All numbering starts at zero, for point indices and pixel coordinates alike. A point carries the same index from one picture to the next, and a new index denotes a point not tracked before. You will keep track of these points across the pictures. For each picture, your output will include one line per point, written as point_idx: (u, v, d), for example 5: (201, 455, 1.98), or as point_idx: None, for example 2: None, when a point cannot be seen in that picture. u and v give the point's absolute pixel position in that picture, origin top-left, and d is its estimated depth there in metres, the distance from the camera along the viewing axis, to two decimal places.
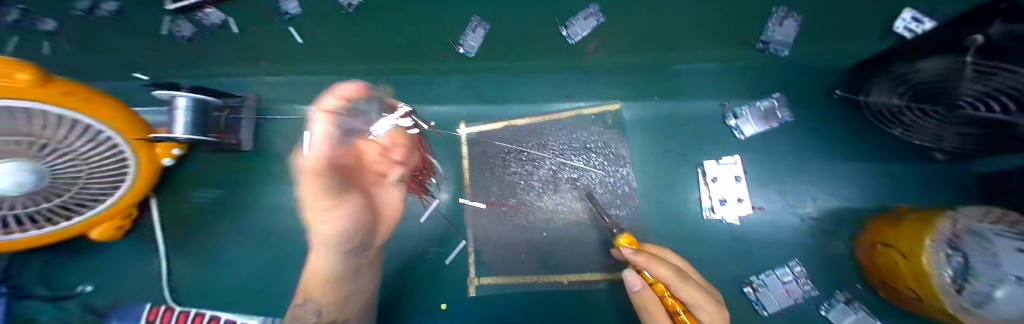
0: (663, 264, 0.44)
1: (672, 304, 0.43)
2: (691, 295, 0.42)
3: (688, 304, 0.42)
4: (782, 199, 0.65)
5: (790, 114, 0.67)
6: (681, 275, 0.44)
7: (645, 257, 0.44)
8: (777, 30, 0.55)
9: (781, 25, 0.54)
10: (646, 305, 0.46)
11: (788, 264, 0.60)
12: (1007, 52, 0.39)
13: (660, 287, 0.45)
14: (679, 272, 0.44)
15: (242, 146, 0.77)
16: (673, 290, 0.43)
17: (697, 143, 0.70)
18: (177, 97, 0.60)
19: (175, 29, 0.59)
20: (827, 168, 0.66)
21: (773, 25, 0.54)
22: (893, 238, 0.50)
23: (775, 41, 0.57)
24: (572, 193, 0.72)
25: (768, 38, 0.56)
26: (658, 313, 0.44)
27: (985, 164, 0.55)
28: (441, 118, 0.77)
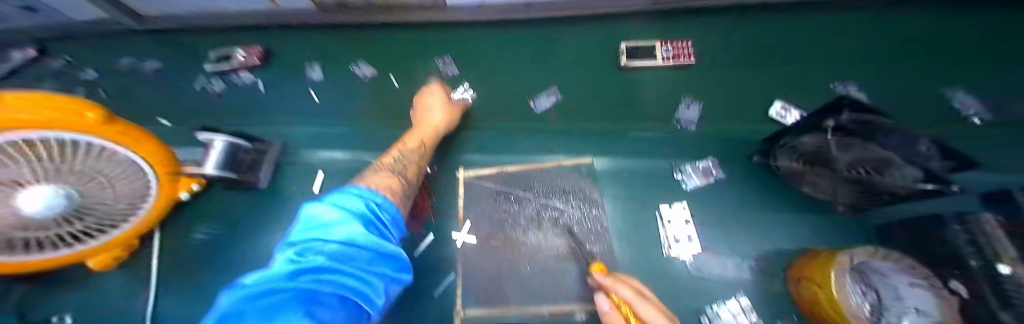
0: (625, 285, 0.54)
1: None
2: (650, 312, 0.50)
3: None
4: (728, 240, 0.77)
5: (722, 173, 0.83)
6: (642, 297, 0.53)
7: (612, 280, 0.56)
8: (687, 113, 0.83)
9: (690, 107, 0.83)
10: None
11: (736, 296, 0.69)
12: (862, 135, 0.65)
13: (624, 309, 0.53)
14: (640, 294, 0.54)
15: (258, 185, 0.84)
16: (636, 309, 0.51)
17: (654, 191, 0.84)
18: (216, 140, 0.72)
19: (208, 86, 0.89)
20: (763, 214, 0.79)
21: (683, 109, 0.83)
22: (810, 274, 0.61)
23: (686, 120, 0.83)
24: (553, 230, 0.82)
25: (682, 117, 0.84)
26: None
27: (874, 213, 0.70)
28: (441, 163, 0.90)
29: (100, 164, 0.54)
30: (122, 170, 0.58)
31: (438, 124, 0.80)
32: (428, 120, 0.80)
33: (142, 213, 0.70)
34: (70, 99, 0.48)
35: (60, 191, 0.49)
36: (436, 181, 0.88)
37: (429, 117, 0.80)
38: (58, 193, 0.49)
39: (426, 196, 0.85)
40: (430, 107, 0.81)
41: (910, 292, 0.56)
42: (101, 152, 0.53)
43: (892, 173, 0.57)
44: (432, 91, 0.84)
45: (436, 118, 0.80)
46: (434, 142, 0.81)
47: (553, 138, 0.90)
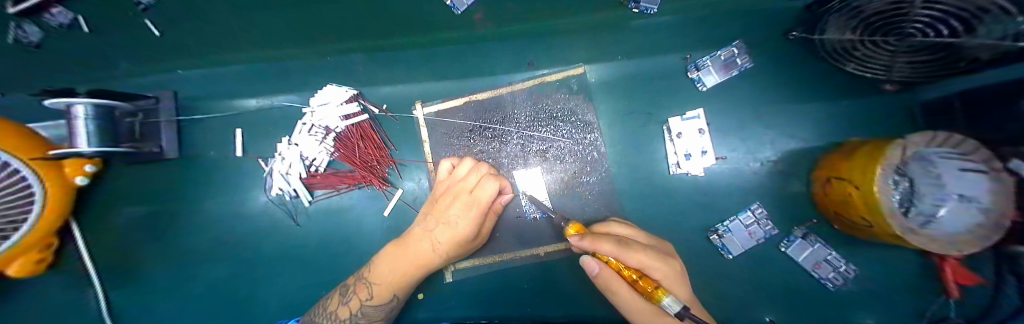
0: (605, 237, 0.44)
1: (629, 275, 0.43)
2: (638, 260, 0.43)
3: (641, 269, 0.43)
4: (744, 147, 0.65)
5: (749, 60, 0.65)
6: (624, 245, 0.44)
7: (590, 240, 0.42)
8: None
9: None
10: (613, 288, 0.44)
11: (750, 208, 0.61)
12: None
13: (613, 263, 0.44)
14: (622, 243, 0.44)
15: (166, 154, 0.67)
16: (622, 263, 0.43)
17: (660, 99, 0.68)
18: (74, 105, 0.50)
19: (19, 35, 0.50)
20: (786, 111, 0.66)
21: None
22: (846, 173, 0.50)
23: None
24: (540, 166, 0.69)
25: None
26: (622, 290, 0.43)
27: (929, 90, 0.57)
28: (392, 101, 0.71)
29: None
30: None
31: (462, 235, 0.56)
32: (446, 235, 0.56)
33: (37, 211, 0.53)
34: None
35: None
36: (390, 124, 0.71)
37: (442, 227, 0.57)
38: None
39: (382, 145, 0.69)
40: (451, 217, 0.57)
41: (956, 177, 0.41)
42: None
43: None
44: (483, 188, 0.57)
45: (456, 229, 0.56)
46: (461, 251, 0.60)
47: (531, 48, 0.68)
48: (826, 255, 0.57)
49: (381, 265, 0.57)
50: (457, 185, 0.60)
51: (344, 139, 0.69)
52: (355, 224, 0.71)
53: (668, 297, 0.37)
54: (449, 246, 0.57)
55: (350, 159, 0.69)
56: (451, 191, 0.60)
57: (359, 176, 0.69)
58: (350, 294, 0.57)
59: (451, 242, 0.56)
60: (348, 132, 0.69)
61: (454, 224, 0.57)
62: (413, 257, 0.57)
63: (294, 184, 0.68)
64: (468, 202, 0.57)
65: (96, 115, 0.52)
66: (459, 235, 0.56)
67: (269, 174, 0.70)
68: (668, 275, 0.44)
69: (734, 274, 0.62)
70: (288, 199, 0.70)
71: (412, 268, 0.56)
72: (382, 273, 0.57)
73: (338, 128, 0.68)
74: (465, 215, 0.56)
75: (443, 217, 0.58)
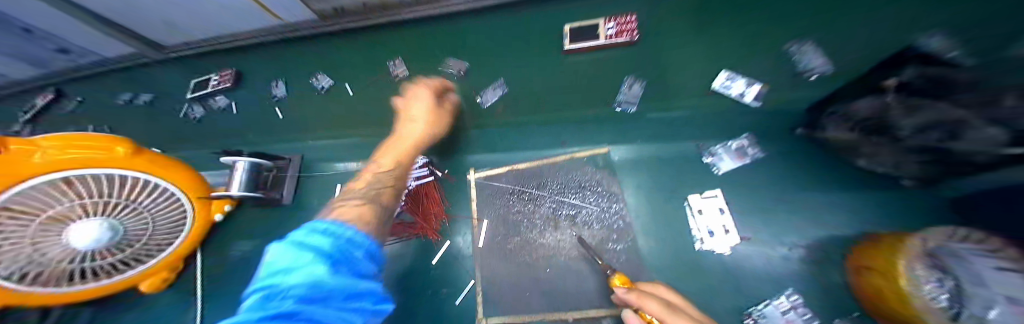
0: (653, 297, 0.48)
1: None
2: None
3: None
4: (767, 230, 0.70)
5: (759, 151, 0.75)
6: (671, 309, 0.45)
7: (636, 296, 0.49)
8: (803, 59, 0.70)
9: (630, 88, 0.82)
10: None
11: (784, 293, 0.62)
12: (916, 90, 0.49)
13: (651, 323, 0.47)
14: (669, 305, 0.46)
15: (284, 200, 0.88)
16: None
17: (680, 179, 0.77)
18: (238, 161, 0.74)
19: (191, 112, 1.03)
20: (806, 197, 0.71)
21: (625, 89, 0.82)
22: (880, 265, 0.52)
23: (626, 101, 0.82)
24: (571, 229, 0.78)
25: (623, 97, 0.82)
26: None
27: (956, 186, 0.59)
28: (453, 168, 0.90)
29: (138, 195, 0.64)
30: (159, 198, 0.67)
31: (427, 102, 0.80)
32: (410, 131, 0.77)
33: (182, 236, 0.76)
34: (101, 137, 0.61)
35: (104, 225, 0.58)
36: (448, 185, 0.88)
37: (409, 125, 0.78)
38: (103, 226, 0.58)
39: (441, 202, 0.86)
40: (415, 107, 0.80)
41: (994, 275, 0.39)
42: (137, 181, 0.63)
43: (975, 134, 0.39)
44: (416, 94, 0.82)
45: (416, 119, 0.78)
46: (439, 124, 0.81)
47: (563, 131, 0.87)
48: None
49: (356, 185, 0.67)
50: (417, 89, 0.84)
51: (414, 195, 0.85)
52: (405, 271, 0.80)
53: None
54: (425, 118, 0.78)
55: (414, 211, 0.84)
56: (414, 93, 0.83)
57: (420, 227, 0.83)
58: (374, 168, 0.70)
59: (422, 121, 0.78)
60: (417, 190, 0.86)
61: (417, 124, 0.78)
62: (404, 133, 0.77)
63: None
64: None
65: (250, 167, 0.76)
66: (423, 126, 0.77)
67: None
68: None
69: None
70: None
71: (395, 156, 0.72)
72: (369, 174, 0.69)
73: (411, 186, 0.85)
74: (423, 108, 0.79)
75: (410, 123, 0.78)
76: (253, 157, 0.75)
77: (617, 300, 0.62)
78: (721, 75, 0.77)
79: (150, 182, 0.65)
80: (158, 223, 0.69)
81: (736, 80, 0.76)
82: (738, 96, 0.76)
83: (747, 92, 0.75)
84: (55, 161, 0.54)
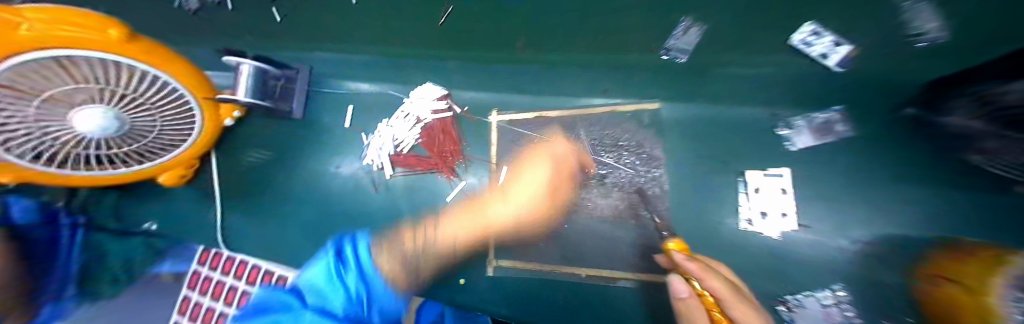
0: (716, 274, 0.42)
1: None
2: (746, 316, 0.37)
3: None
4: (825, 218, 0.60)
5: (846, 130, 0.61)
6: (736, 292, 0.40)
7: (699, 267, 0.42)
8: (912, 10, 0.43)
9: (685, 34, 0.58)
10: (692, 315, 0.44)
11: (830, 287, 0.57)
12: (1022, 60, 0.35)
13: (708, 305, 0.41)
14: (735, 288, 0.41)
15: (294, 114, 0.83)
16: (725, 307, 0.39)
17: (737, 152, 0.66)
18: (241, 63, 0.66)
19: None
20: (892, 192, 0.59)
21: (678, 33, 0.58)
22: (965, 276, 0.42)
23: (676, 49, 0.62)
24: (597, 189, 0.71)
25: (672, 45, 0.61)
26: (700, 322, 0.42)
27: None
28: (475, 104, 0.80)
29: (139, 87, 0.50)
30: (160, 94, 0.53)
31: (541, 182, 0.69)
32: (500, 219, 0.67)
33: (192, 139, 0.69)
34: (88, 13, 0.42)
35: (107, 113, 0.49)
36: (466, 123, 0.80)
37: (515, 187, 0.70)
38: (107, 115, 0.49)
39: (457, 141, 0.78)
40: (530, 172, 0.71)
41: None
42: (138, 76, 0.49)
43: None
44: (534, 168, 0.71)
45: (531, 182, 0.69)
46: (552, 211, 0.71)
47: (609, 77, 0.72)
48: None
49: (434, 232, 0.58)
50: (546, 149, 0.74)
51: (429, 130, 0.78)
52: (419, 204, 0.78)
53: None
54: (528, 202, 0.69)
55: (429, 146, 0.78)
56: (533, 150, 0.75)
57: (433, 163, 0.78)
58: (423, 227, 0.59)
59: (536, 191, 0.68)
60: (432, 125, 0.78)
61: (513, 206, 0.69)
62: (490, 222, 0.67)
63: (383, 159, 0.78)
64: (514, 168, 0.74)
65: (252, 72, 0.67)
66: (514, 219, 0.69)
67: (366, 146, 0.82)
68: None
69: None
70: (374, 170, 0.81)
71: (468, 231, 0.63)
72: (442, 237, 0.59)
73: (427, 119, 0.77)
74: (543, 173, 0.69)
75: (501, 200, 0.70)
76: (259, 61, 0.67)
77: (660, 260, 0.59)
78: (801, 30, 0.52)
79: (154, 75, 0.50)
80: (167, 118, 0.59)
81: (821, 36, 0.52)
82: (819, 57, 0.55)
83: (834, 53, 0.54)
84: (49, 38, 0.38)
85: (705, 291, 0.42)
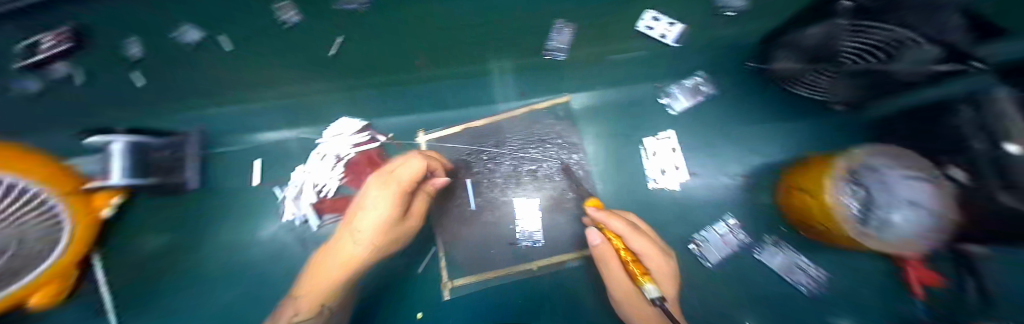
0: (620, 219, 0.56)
1: (623, 256, 0.52)
2: (638, 245, 0.52)
3: (636, 253, 0.52)
4: (715, 164, 0.70)
5: (714, 87, 0.72)
6: (634, 230, 0.54)
7: (606, 215, 0.55)
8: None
9: (560, 34, 0.72)
10: (603, 260, 0.53)
11: (724, 218, 0.66)
12: (872, 11, 0.42)
13: (615, 241, 0.53)
14: (631, 227, 0.55)
15: (189, 184, 0.74)
16: (628, 243, 0.52)
17: (637, 123, 0.75)
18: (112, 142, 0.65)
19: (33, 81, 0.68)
20: (762, 129, 0.70)
21: (555, 35, 0.72)
22: (805, 184, 0.56)
23: (556, 48, 0.73)
24: (533, 184, 0.75)
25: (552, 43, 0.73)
26: (613, 264, 0.52)
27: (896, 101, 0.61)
28: (397, 130, 0.78)
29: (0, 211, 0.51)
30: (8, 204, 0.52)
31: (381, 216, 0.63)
32: (327, 272, 0.63)
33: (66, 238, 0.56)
34: None
35: None
36: (394, 150, 0.76)
37: (362, 214, 0.65)
38: None
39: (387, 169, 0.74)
40: (371, 198, 0.66)
41: None
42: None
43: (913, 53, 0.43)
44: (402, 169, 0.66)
45: (371, 217, 0.64)
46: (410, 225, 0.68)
47: (520, 78, 0.77)
48: (796, 260, 0.62)
49: (309, 281, 0.65)
50: (390, 172, 0.66)
51: (353, 165, 0.74)
52: None
53: (649, 283, 0.47)
54: (377, 236, 0.64)
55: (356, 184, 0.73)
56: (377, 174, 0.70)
57: None
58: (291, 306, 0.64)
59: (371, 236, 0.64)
60: (357, 159, 0.75)
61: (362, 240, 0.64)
62: (340, 261, 0.63)
63: (304, 210, 0.74)
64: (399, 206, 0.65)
65: (127, 150, 0.65)
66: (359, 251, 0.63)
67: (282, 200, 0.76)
68: (658, 261, 0.53)
69: (723, 286, 0.62)
70: (298, 223, 0.75)
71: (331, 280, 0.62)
72: (307, 291, 0.63)
73: (348, 155, 0.75)
74: (382, 199, 0.64)
75: (354, 223, 0.65)
76: (135, 136, 0.66)
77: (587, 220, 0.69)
78: (645, 15, 0.70)
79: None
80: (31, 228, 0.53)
81: (659, 20, 0.70)
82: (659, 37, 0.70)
83: (670, 32, 0.69)
84: None
85: (612, 234, 0.54)
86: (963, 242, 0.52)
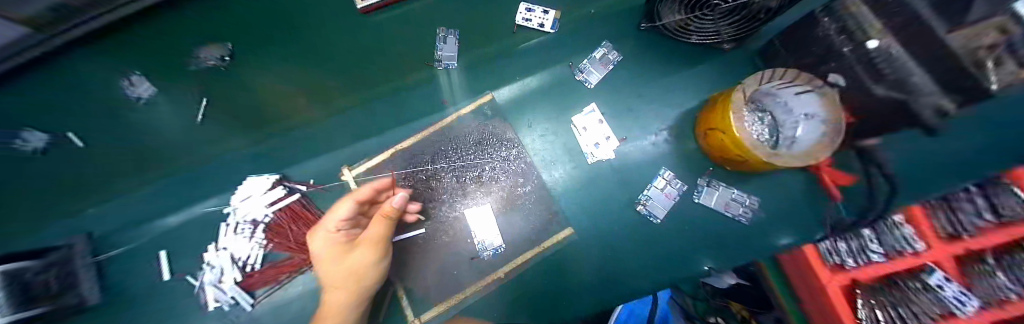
0: None
1: None
2: None
3: None
4: (643, 123, 0.72)
5: (618, 54, 0.73)
6: None
7: None
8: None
9: (445, 42, 0.73)
10: None
11: (659, 173, 0.67)
12: None
13: None
14: None
15: (89, 299, 0.63)
16: None
17: (561, 104, 0.75)
18: None
19: None
20: (674, 79, 0.73)
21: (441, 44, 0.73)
22: (715, 123, 0.59)
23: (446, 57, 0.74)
24: (479, 191, 0.73)
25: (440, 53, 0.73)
26: None
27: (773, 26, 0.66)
28: (321, 174, 0.74)
29: None
30: None
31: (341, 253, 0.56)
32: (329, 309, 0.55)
33: None
34: None
35: None
36: (321, 197, 0.73)
37: (323, 260, 0.56)
38: None
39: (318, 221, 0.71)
40: (317, 247, 0.57)
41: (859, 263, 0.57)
42: None
43: None
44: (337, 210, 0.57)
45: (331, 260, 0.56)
46: (384, 251, 0.57)
47: (435, 91, 0.77)
48: (731, 194, 0.65)
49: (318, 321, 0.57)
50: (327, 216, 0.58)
51: (276, 226, 0.70)
52: (299, 314, 0.69)
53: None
54: (350, 273, 0.55)
55: (287, 245, 0.70)
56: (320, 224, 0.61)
57: (298, 261, 0.69)
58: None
59: (340, 275, 0.55)
60: (278, 219, 0.70)
61: (340, 279, 0.56)
62: (332, 301, 0.56)
63: (228, 292, 0.66)
64: (342, 244, 0.56)
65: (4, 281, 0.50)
66: (344, 288, 0.56)
67: (198, 288, 0.68)
68: None
69: (667, 236, 0.66)
70: (227, 308, 0.67)
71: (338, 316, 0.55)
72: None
73: (264, 217, 0.69)
74: (324, 242, 0.56)
75: (323, 266, 0.57)
76: None
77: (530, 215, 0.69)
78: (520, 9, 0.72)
79: None
80: None
81: (534, 10, 0.73)
82: (539, 26, 0.72)
83: (547, 20, 0.72)
84: None
85: None
86: (854, 138, 0.62)
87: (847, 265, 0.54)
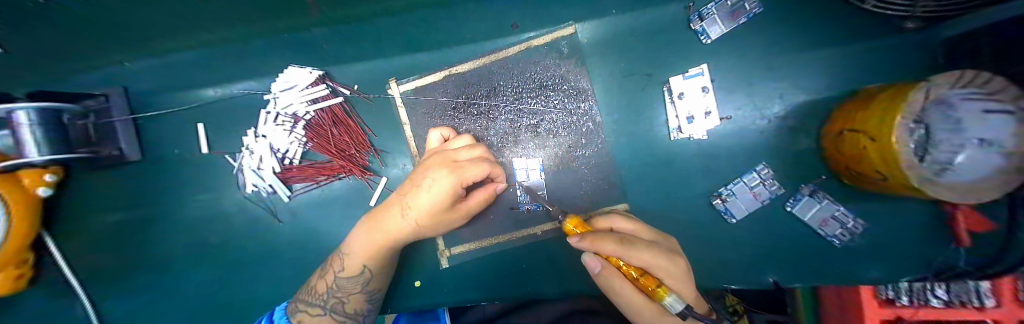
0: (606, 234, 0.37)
1: (629, 272, 0.38)
2: (642, 260, 0.36)
3: (642, 268, 0.37)
4: (753, 104, 0.59)
5: (759, 5, 0.56)
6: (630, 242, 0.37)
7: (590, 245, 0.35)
8: None
9: None
10: (610, 282, 0.41)
11: (755, 169, 0.58)
12: None
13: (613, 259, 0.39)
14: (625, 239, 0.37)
15: (129, 156, 0.65)
16: (625, 261, 0.37)
17: (659, 59, 0.61)
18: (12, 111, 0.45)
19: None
20: (813, 57, 0.57)
21: None
22: (861, 124, 0.44)
23: None
24: (534, 142, 0.64)
25: None
26: (625, 288, 0.39)
27: None
28: (364, 81, 0.66)
29: None
30: None
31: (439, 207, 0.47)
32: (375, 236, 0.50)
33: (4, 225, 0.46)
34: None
35: None
36: (364, 106, 0.67)
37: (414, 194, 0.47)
38: None
39: (359, 131, 0.66)
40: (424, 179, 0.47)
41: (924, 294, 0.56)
42: None
43: None
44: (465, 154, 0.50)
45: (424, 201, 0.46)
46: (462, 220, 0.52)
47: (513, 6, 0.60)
48: (834, 211, 0.56)
49: (357, 235, 0.53)
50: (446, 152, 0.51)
51: (316, 126, 0.65)
52: (337, 217, 0.69)
53: (671, 296, 0.36)
54: (428, 218, 0.48)
55: (325, 147, 0.66)
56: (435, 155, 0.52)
57: (337, 166, 0.67)
58: (328, 268, 0.54)
59: (421, 214, 0.47)
60: (318, 119, 0.65)
61: (411, 215, 0.48)
62: (385, 233, 0.50)
63: (269, 180, 0.66)
64: None
65: (40, 120, 0.48)
66: (409, 225, 0.49)
67: (238, 170, 0.68)
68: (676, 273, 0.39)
69: (732, 235, 0.60)
70: (265, 195, 0.68)
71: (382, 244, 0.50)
72: (360, 244, 0.52)
73: (305, 114, 0.64)
74: (441, 186, 0.45)
75: (401, 202, 0.49)
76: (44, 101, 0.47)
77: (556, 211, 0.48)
78: None
79: None
80: None
81: None
82: None
83: None
84: None
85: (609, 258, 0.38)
86: None
87: (899, 302, 0.57)
